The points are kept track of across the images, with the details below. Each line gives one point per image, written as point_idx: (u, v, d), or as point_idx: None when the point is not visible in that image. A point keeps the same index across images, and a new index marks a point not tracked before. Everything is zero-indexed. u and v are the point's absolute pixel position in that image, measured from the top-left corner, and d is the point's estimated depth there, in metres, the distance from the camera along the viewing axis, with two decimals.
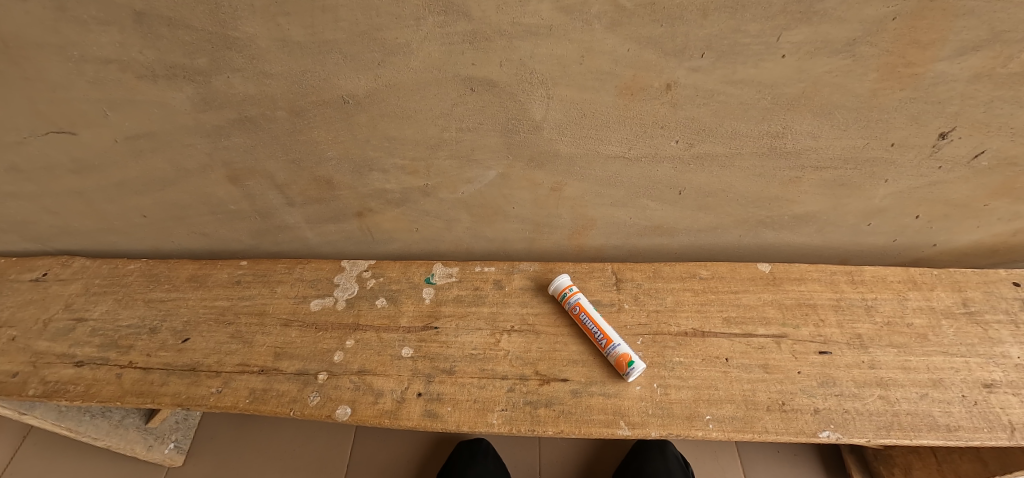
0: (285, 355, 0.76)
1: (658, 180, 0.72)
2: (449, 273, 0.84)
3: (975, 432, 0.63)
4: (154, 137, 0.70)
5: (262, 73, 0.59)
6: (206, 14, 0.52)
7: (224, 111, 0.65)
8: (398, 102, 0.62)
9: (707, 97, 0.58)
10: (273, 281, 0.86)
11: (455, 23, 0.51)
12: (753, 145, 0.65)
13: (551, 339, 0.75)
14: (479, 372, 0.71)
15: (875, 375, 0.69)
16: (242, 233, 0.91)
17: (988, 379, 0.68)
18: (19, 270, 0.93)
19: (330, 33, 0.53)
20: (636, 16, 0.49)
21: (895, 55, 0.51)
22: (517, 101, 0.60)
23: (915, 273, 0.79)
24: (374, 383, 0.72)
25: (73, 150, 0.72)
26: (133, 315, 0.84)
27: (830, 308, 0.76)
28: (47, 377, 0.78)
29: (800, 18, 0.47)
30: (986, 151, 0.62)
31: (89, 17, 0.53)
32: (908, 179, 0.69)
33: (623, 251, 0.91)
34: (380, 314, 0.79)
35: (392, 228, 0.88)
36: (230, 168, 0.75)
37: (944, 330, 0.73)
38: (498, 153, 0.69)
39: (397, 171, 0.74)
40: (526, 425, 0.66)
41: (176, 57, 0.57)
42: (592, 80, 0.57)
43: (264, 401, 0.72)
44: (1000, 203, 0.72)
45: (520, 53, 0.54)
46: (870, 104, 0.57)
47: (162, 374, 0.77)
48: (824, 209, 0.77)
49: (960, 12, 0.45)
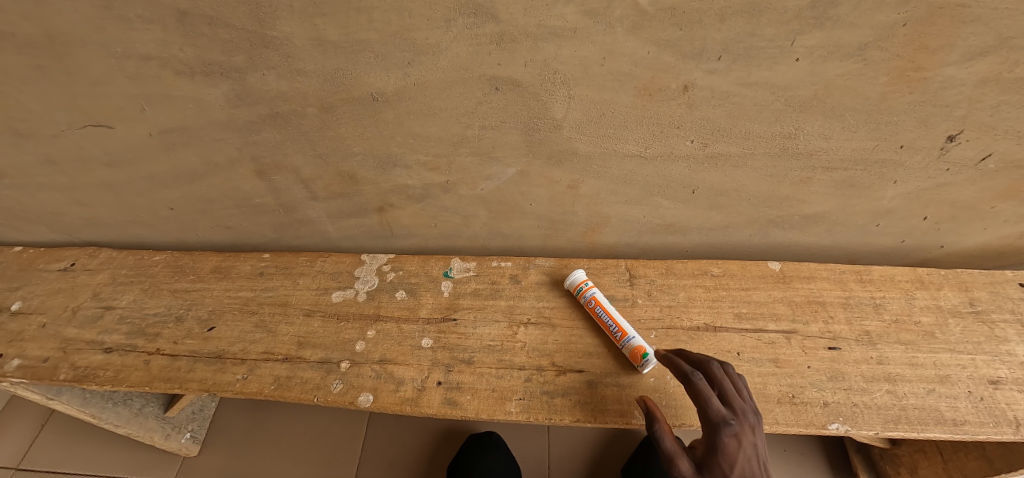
0: (307, 344, 0.79)
1: (673, 179, 0.75)
2: (466, 267, 0.86)
3: (980, 426, 0.65)
4: (186, 131, 0.72)
5: (296, 71, 0.62)
6: (247, 14, 0.55)
7: (256, 107, 0.67)
8: (424, 100, 0.64)
9: (722, 98, 0.60)
10: (295, 273, 0.88)
11: (483, 24, 0.53)
12: (765, 146, 0.67)
13: (566, 332, 0.77)
14: (497, 363, 0.73)
15: (883, 370, 0.71)
16: (264, 226, 0.93)
17: (994, 376, 0.69)
18: (47, 259, 0.95)
19: (363, 33, 0.56)
20: (657, 20, 0.51)
21: (905, 59, 0.53)
22: (540, 100, 0.63)
23: (923, 273, 0.81)
24: (395, 372, 0.74)
25: (108, 143, 0.75)
26: (159, 304, 0.87)
27: (839, 306, 0.78)
28: (78, 362, 0.80)
29: (813, 23, 0.50)
30: (992, 153, 0.64)
31: (135, 16, 0.56)
32: (916, 181, 0.71)
33: (635, 249, 0.93)
34: (401, 306, 0.82)
35: (410, 223, 0.90)
36: (257, 163, 0.77)
37: (951, 329, 0.75)
38: (518, 150, 0.71)
39: (419, 168, 0.76)
40: (544, 414, 0.68)
41: (214, 55, 0.60)
42: (612, 81, 0.59)
43: (289, 388, 0.74)
44: (1006, 205, 0.74)
45: (545, 54, 0.56)
46: (879, 106, 0.59)
47: (189, 361, 0.79)
48: (833, 209, 0.79)
49: (967, 19, 0.47)
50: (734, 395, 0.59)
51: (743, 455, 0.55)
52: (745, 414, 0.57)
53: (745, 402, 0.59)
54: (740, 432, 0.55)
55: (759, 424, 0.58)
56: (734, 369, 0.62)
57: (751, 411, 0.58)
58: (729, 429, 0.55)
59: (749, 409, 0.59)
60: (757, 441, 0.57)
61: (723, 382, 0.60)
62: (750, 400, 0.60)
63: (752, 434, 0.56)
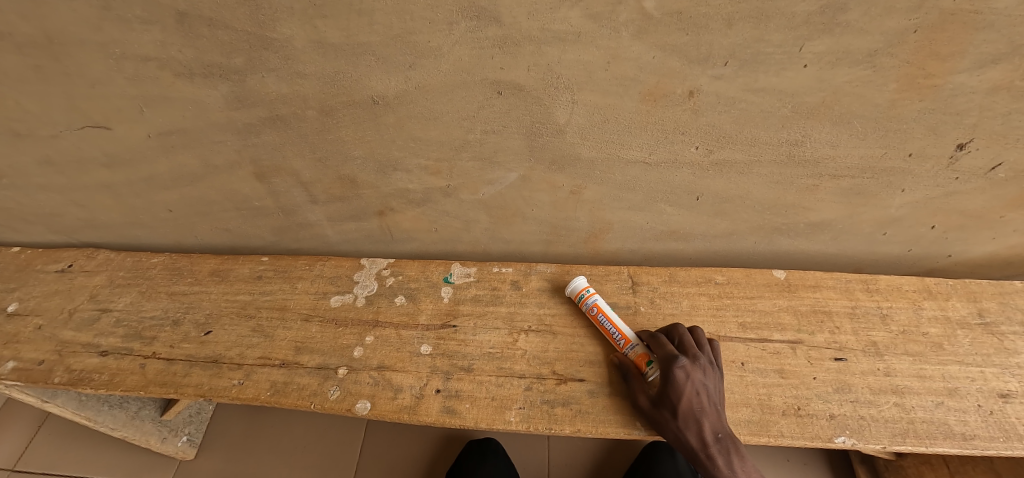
0: (305, 349, 0.78)
1: (677, 185, 0.73)
2: (467, 273, 0.85)
3: (989, 441, 0.64)
4: (185, 133, 0.72)
5: (296, 74, 0.61)
6: (246, 16, 0.54)
7: (256, 110, 0.67)
8: (426, 104, 0.63)
9: (728, 104, 0.59)
10: (294, 277, 0.87)
11: (486, 28, 0.53)
12: (771, 153, 0.66)
13: (567, 340, 0.75)
14: (497, 371, 0.72)
15: (890, 382, 0.70)
16: (264, 229, 0.92)
17: (1004, 389, 0.68)
18: (44, 261, 0.94)
19: (364, 36, 0.55)
20: (663, 24, 0.50)
21: (915, 66, 0.52)
22: (542, 105, 0.62)
23: (930, 282, 0.80)
24: (393, 379, 0.73)
25: (107, 144, 0.75)
26: (157, 307, 0.86)
27: (845, 316, 0.77)
28: (73, 366, 0.80)
29: (822, 29, 0.49)
30: (1003, 163, 0.63)
31: (133, 17, 0.55)
32: (924, 189, 0.70)
33: (637, 255, 0.92)
34: (400, 312, 0.80)
35: (411, 227, 0.89)
36: (256, 166, 0.77)
37: (959, 340, 0.73)
38: (520, 155, 0.70)
39: (420, 172, 0.75)
40: (544, 424, 0.67)
41: (213, 56, 0.59)
42: (616, 86, 0.58)
43: (286, 394, 0.73)
44: (1016, 214, 0.73)
45: (548, 58, 0.55)
46: (888, 114, 0.58)
47: (185, 365, 0.78)
48: (840, 217, 0.78)
49: (980, 26, 0.46)
50: (692, 346, 0.66)
51: (691, 387, 0.61)
52: (699, 358, 0.64)
53: (702, 352, 0.65)
54: (690, 368, 0.62)
55: (712, 369, 0.64)
56: (697, 328, 0.69)
57: (706, 359, 0.65)
58: (678, 362, 0.62)
59: (704, 357, 0.65)
60: (709, 382, 0.63)
61: (683, 335, 0.67)
62: (708, 351, 0.66)
63: (703, 374, 0.63)
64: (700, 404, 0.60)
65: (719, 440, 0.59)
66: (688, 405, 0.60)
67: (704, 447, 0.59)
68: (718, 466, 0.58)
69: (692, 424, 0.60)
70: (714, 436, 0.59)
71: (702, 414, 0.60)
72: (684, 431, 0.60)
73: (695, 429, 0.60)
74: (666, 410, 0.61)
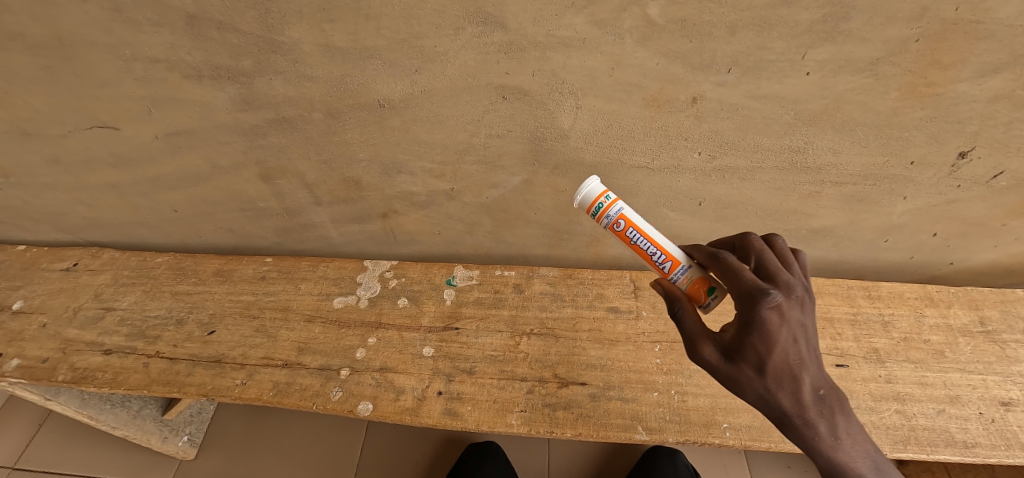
0: (307, 350, 0.78)
1: (680, 190, 0.74)
2: (470, 275, 0.85)
3: (991, 449, 0.64)
4: (192, 134, 0.72)
5: (303, 77, 0.61)
6: (255, 19, 0.55)
7: (263, 111, 0.67)
8: (431, 107, 0.64)
9: (731, 111, 0.60)
10: (297, 278, 0.88)
11: (492, 33, 0.53)
12: (773, 159, 0.67)
13: (569, 343, 0.76)
14: (499, 374, 0.73)
15: (892, 389, 0.70)
16: (268, 230, 0.93)
17: (1005, 398, 0.68)
18: (50, 259, 0.95)
19: (371, 40, 0.55)
20: (666, 31, 0.51)
21: (917, 75, 0.52)
22: (546, 110, 0.62)
23: (932, 290, 0.80)
24: (395, 381, 0.73)
25: (114, 144, 0.75)
26: (160, 307, 0.87)
27: (846, 322, 0.77)
28: (76, 364, 0.80)
29: (825, 37, 0.49)
30: (1004, 171, 0.64)
31: (144, 19, 0.56)
32: (926, 197, 0.70)
33: (640, 259, 0.92)
34: (402, 314, 0.81)
35: (414, 230, 0.90)
36: (262, 167, 0.77)
37: (961, 348, 0.73)
38: (524, 160, 0.71)
39: (424, 175, 0.76)
40: (545, 427, 0.67)
41: (221, 59, 0.60)
42: (620, 91, 0.59)
43: (288, 394, 0.73)
44: (1018, 223, 0.73)
45: (553, 64, 0.56)
46: (890, 121, 0.59)
47: (188, 364, 0.78)
48: (841, 223, 0.78)
49: (981, 35, 0.47)
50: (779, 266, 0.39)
51: (789, 333, 0.35)
52: (795, 284, 0.37)
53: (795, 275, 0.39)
54: (786, 304, 0.35)
55: (814, 298, 0.38)
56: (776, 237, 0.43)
57: (803, 285, 0.38)
58: (772, 299, 0.34)
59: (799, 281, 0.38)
60: (812, 321, 0.37)
61: (762, 252, 0.40)
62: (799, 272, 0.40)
63: (803, 309, 0.37)
64: (802, 355, 0.36)
65: (823, 399, 0.37)
66: (783, 358, 0.36)
67: (801, 411, 0.37)
68: (819, 434, 0.37)
69: (786, 383, 0.36)
70: (816, 395, 0.37)
71: (802, 368, 0.36)
72: (773, 394, 0.37)
73: (792, 389, 0.36)
74: (748, 366, 0.36)
